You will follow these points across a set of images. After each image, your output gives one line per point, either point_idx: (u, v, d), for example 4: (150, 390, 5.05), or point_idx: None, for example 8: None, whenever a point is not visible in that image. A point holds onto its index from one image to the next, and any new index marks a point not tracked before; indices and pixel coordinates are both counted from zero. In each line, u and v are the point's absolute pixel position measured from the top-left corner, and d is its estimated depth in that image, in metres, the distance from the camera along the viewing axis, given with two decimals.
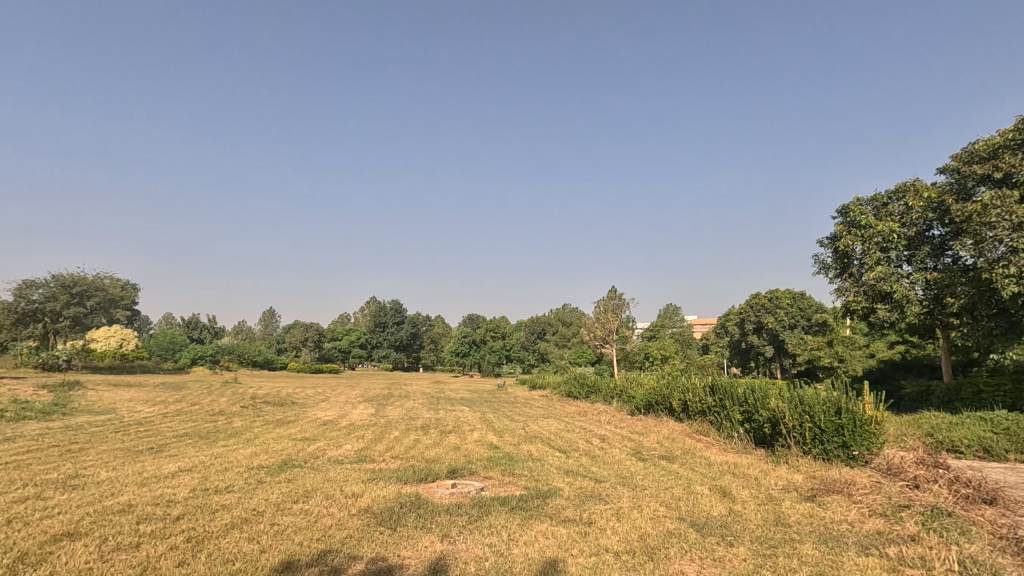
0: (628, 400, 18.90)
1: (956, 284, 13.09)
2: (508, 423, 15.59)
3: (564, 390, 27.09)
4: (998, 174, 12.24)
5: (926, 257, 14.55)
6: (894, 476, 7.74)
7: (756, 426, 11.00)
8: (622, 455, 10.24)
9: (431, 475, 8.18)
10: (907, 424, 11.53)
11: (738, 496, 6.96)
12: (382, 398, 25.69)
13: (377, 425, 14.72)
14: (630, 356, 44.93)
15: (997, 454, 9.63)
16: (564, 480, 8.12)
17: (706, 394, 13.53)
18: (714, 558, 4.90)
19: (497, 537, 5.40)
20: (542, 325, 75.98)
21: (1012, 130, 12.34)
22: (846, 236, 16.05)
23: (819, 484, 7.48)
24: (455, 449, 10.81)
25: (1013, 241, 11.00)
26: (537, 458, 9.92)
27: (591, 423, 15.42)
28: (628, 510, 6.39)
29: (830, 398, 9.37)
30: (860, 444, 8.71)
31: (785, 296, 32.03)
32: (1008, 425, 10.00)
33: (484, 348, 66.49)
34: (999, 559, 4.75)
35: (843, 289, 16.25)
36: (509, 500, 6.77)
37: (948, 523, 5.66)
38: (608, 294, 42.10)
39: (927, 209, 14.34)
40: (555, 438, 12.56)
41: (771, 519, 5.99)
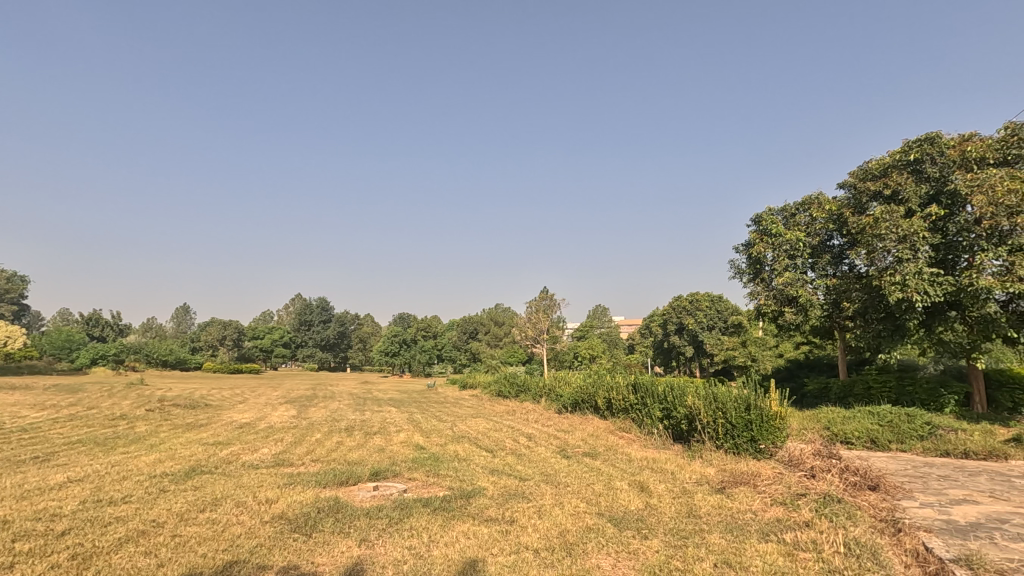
0: (556, 399, 19.21)
1: (851, 290, 14.31)
2: (436, 424, 15.41)
3: (494, 389, 27.20)
4: (887, 191, 13.46)
5: (827, 264, 15.80)
6: (794, 466, 8.36)
7: (675, 423, 11.50)
8: (548, 453, 10.39)
9: (353, 478, 7.94)
10: (807, 419, 12.50)
11: (654, 491, 7.26)
12: (304, 399, 24.76)
13: (298, 427, 14.11)
14: (560, 356, 45.83)
15: (881, 445, 10.67)
16: (489, 479, 8.14)
17: (629, 393, 13.98)
18: (628, 551, 5.07)
19: (417, 539, 5.32)
20: (473, 326, 76.13)
21: (900, 152, 13.60)
22: (759, 243, 17.17)
23: (728, 476, 7.95)
24: (380, 451, 10.57)
25: (899, 253, 12.21)
26: (463, 458, 9.88)
27: (519, 422, 15.53)
28: (550, 507, 6.49)
29: (740, 395, 9.97)
30: (766, 438, 9.35)
31: (705, 297, 33.72)
32: (892, 417, 11.07)
33: (414, 348, 65.45)
34: (878, 540, 5.23)
35: (755, 293, 17.34)
36: (431, 501, 6.69)
37: (837, 509, 6.17)
38: (540, 295, 43.18)
39: (828, 221, 15.61)
40: (482, 437, 12.56)
41: (684, 512, 6.29)
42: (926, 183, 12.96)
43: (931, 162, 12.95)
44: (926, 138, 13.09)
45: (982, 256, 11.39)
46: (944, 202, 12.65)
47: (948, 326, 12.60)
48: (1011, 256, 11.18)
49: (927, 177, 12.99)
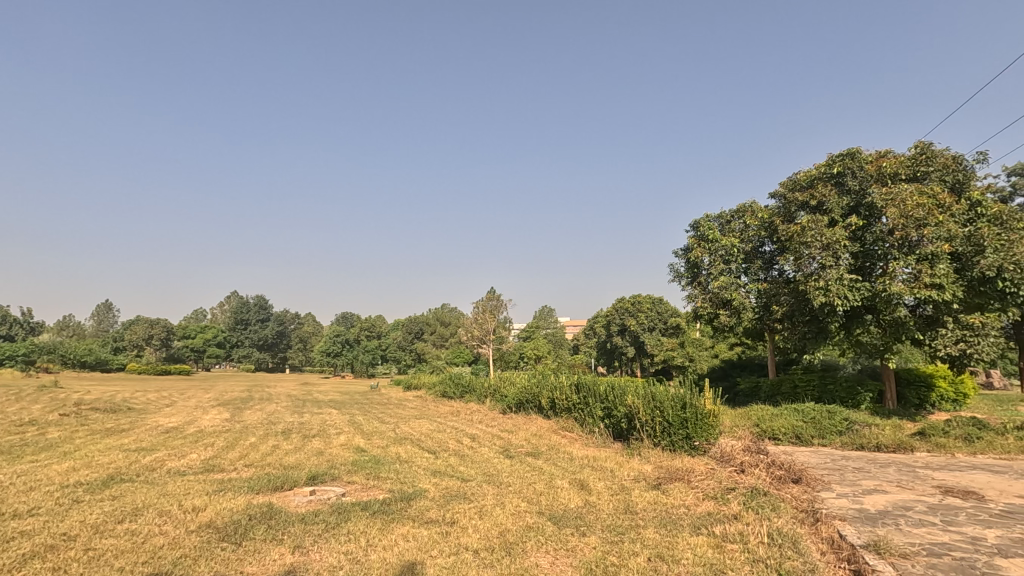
0: (501, 399, 19.28)
1: (780, 294, 15.13)
2: (378, 425, 15.11)
3: (439, 390, 27.01)
4: (813, 202, 14.32)
5: (758, 269, 16.64)
6: (726, 462, 8.76)
7: (615, 421, 11.78)
8: (490, 453, 10.40)
9: (288, 482, 7.67)
10: (739, 416, 13.12)
11: (594, 488, 7.42)
12: (238, 401, 23.71)
13: (230, 431, 13.50)
14: (506, 356, 46.08)
15: (805, 440, 11.35)
16: (431, 481, 8.06)
17: (572, 392, 14.20)
18: (567, 548, 5.16)
19: (354, 543, 5.21)
20: (419, 326, 75.28)
21: (824, 165, 14.50)
22: (696, 248, 17.87)
23: (664, 472, 8.23)
24: (318, 454, 10.26)
25: (823, 259, 13.01)
26: (405, 460, 9.74)
27: (463, 423, 15.48)
28: (491, 508, 6.51)
29: (677, 394, 10.34)
30: (701, 435, 9.74)
31: (646, 299, 34.76)
32: (815, 415, 11.81)
33: (357, 348, 63.93)
34: (798, 530, 5.56)
35: (693, 296, 18.04)
36: (370, 504, 6.56)
37: (763, 501, 6.51)
38: (486, 295, 43.26)
39: (759, 228, 16.44)
40: (425, 439, 12.42)
41: (622, 508, 6.46)
42: (847, 195, 13.89)
43: (851, 175, 13.88)
44: (847, 153, 14.02)
45: (895, 264, 12.32)
46: (862, 213, 13.59)
47: (865, 329, 13.55)
48: (919, 264, 12.16)
49: (849, 190, 13.92)
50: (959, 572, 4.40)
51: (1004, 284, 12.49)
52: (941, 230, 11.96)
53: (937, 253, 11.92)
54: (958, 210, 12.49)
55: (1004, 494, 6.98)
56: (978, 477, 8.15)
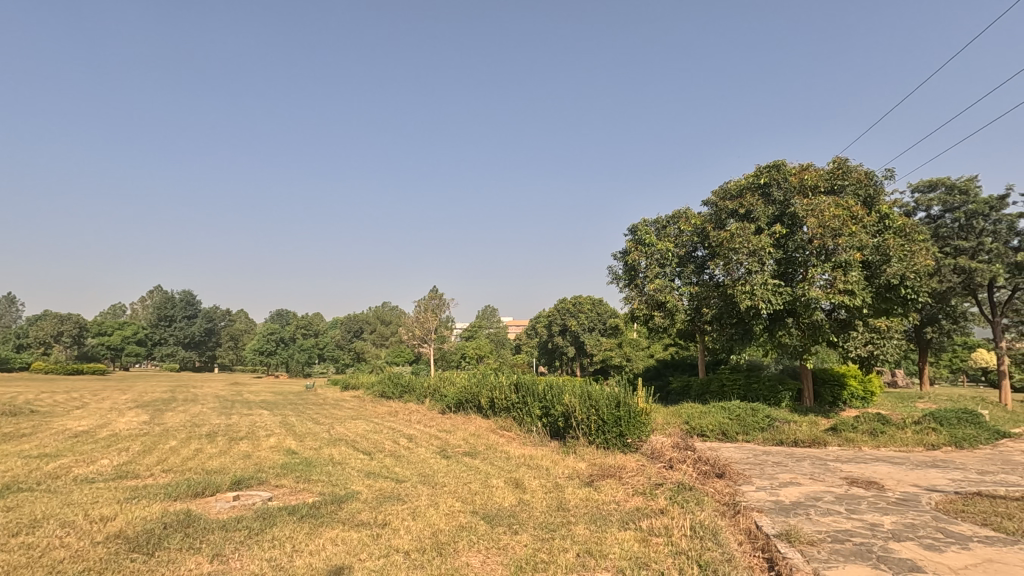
0: (441, 399, 19.14)
1: (710, 297, 15.81)
2: (312, 426, 14.65)
3: (378, 390, 26.52)
4: (742, 210, 15.05)
5: (691, 273, 17.32)
6: (656, 458, 9.08)
7: (552, 420, 11.95)
8: (427, 454, 10.30)
9: (210, 488, 7.29)
10: (671, 414, 13.60)
11: (529, 487, 7.51)
12: (158, 402, 22.27)
13: (149, 434, 12.70)
14: (447, 356, 45.79)
15: (731, 436, 11.91)
16: (363, 482, 7.90)
17: (511, 392, 14.30)
18: (498, 547, 5.20)
19: (279, 550, 5.02)
20: (357, 325, 73.58)
21: (752, 176, 15.28)
22: (633, 251, 18.47)
23: (598, 470, 8.43)
24: (245, 458, 9.83)
25: (749, 265, 13.75)
26: (338, 462, 9.49)
27: (400, 423, 15.26)
28: (425, 508, 6.46)
29: (611, 393, 10.61)
30: (633, 432, 10.10)
31: (587, 300, 35.52)
32: (740, 413, 12.45)
33: (293, 347, 61.72)
34: (719, 522, 5.82)
35: (630, 298, 18.59)
36: (298, 508, 6.33)
37: (688, 496, 6.81)
38: (428, 294, 42.91)
39: (693, 234, 17.15)
40: (361, 439, 12.16)
41: (554, 505, 6.58)
42: (772, 205, 14.70)
43: (777, 186, 14.68)
44: (773, 165, 14.83)
45: (814, 270, 13.17)
46: (786, 222, 14.44)
47: (786, 331, 14.40)
48: (834, 271, 13.07)
49: (773, 200, 14.73)
50: (858, 556, 4.77)
51: (905, 291, 13.64)
52: (853, 240, 12.92)
53: (850, 261, 12.87)
54: (869, 222, 13.52)
55: (900, 483, 7.64)
56: (879, 468, 8.87)
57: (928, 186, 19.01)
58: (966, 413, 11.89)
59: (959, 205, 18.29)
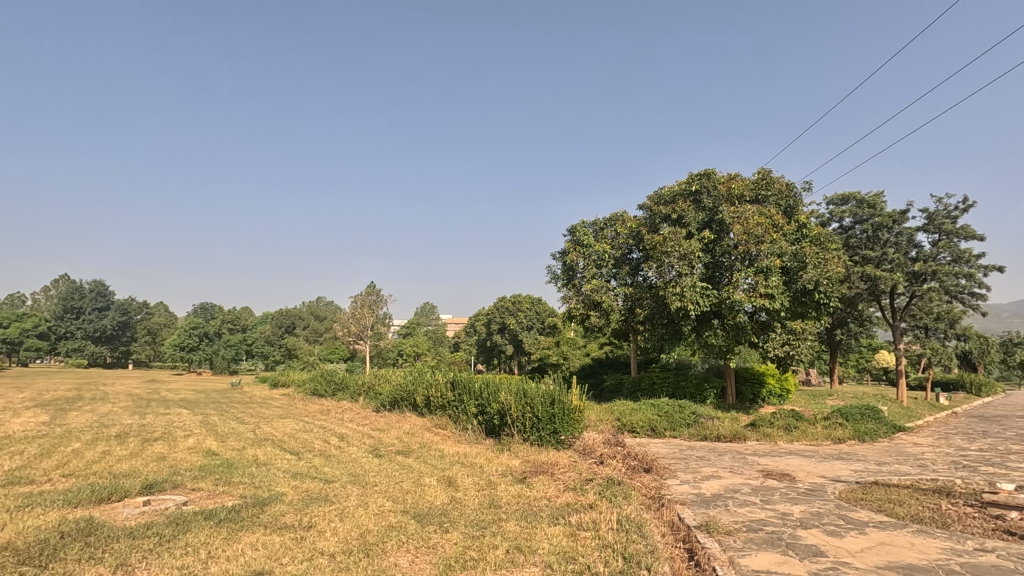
0: (375, 397, 18.77)
1: (643, 298, 16.32)
2: (236, 426, 13.95)
3: (309, 387, 25.64)
4: (674, 216, 15.62)
5: (626, 274, 17.79)
6: (588, 453, 9.29)
7: (487, 418, 11.95)
8: (359, 453, 10.05)
9: (117, 493, 6.76)
10: (603, 411, 13.95)
11: (461, 484, 7.48)
12: (63, 401, 20.49)
13: (49, 435, 11.65)
14: (384, 354, 44.93)
15: (659, 432, 12.37)
16: (289, 484, 7.59)
17: (447, 390, 14.22)
18: (427, 546, 5.14)
19: (192, 557, 4.74)
20: (289, 321, 70.73)
21: (684, 183, 15.85)
22: (572, 252, 18.79)
23: (530, 466, 8.52)
24: (159, 460, 9.21)
25: (680, 268, 14.31)
26: (263, 462, 9.08)
27: (332, 422, 14.80)
28: (353, 509, 6.29)
29: (546, 390, 10.77)
30: (566, 429, 10.30)
31: (526, 299, 35.85)
32: (668, 410, 12.97)
33: (218, 342, 58.53)
34: (645, 516, 6.02)
35: (567, 297, 18.89)
36: (216, 512, 5.98)
37: (617, 490, 7.00)
38: (365, 290, 41.89)
39: (628, 236, 17.60)
40: (289, 439, 11.70)
41: (486, 503, 6.59)
42: (702, 212, 15.37)
43: (706, 194, 15.35)
44: (704, 173, 15.44)
45: (738, 274, 13.91)
46: (714, 228, 15.14)
47: (712, 331, 15.12)
48: (756, 276, 13.88)
49: (703, 207, 15.41)
50: (770, 543, 5.07)
51: (818, 296, 14.67)
52: (774, 246, 13.76)
53: (770, 267, 13.71)
54: (788, 230, 14.42)
55: (810, 475, 8.21)
56: (792, 460, 9.48)
57: (841, 200, 20.43)
58: (868, 408, 12.96)
59: (867, 218, 19.79)
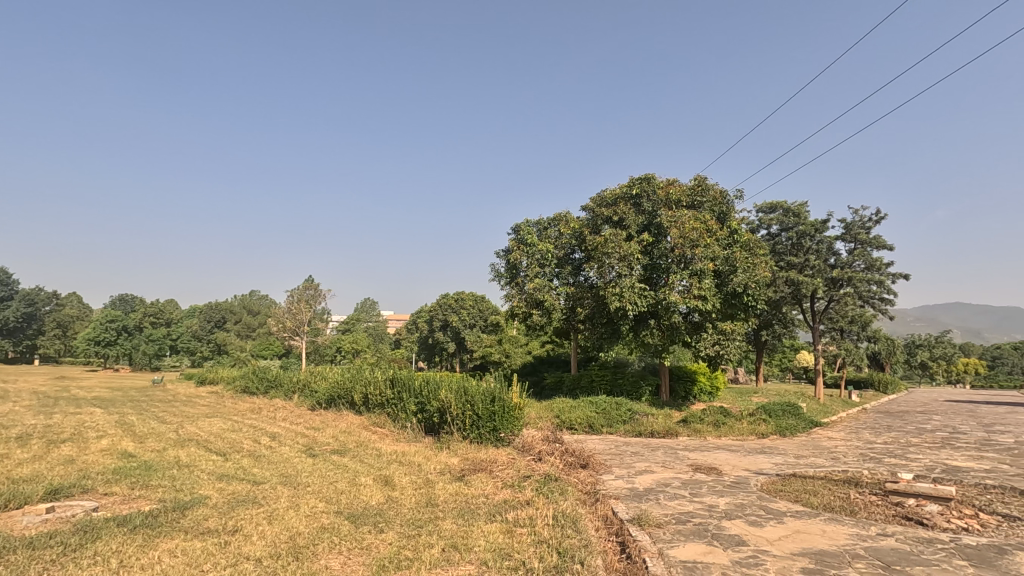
0: (310, 395, 18.16)
1: (584, 298, 16.63)
2: (156, 426, 13.10)
3: (240, 385, 24.48)
4: (615, 218, 16.00)
5: (568, 274, 18.07)
6: (527, 451, 9.37)
7: (427, 416, 11.80)
8: (291, 453, 9.68)
9: (16, 499, 6.18)
10: (543, 409, 14.11)
11: (398, 483, 7.36)
12: None
13: None
14: (321, 350, 43.56)
15: (596, 428, 12.67)
16: (215, 486, 7.21)
17: (386, 387, 13.96)
18: (361, 547, 5.02)
19: (102, 567, 4.41)
20: (219, 315, 67.21)
21: (625, 186, 16.25)
22: (515, 250, 18.87)
23: (469, 464, 8.50)
24: (67, 463, 8.50)
25: (620, 269, 14.68)
26: (185, 464, 8.57)
27: (264, 421, 14.18)
28: (283, 511, 6.05)
29: (487, 388, 10.82)
30: (506, 427, 10.39)
31: (469, 296, 35.73)
32: (605, 407, 13.31)
33: (139, 337, 54.85)
34: (581, 511, 6.13)
35: (510, 296, 18.97)
36: (131, 518, 5.59)
37: (553, 486, 7.11)
38: (302, 284, 40.44)
39: (571, 237, 17.89)
40: (215, 439, 11.11)
41: (423, 502, 6.52)
42: (641, 215, 15.85)
43: (646, 198, 15.83)
44: (644, 177, 15.91)
45: (674, 276, 14.44)
46: (652, 231, 15.63)
47: (649, 331, 15.64)
48: (691, 278, 14.47)
49: (643, 210, 15.88)
50: (696, 534, 5.29)
51: (747, 299, 15.45)
52: (707, 250, 14.38)
53: (704, 270, 14.33)
54: (721, 235, 15.10)
55: (735, 468, 8.64)
56: (719, 454, 9.95)
57: (769, 208, 21.60)
58: (788, 405, 13.79)
59: (792, 226, 21.01)
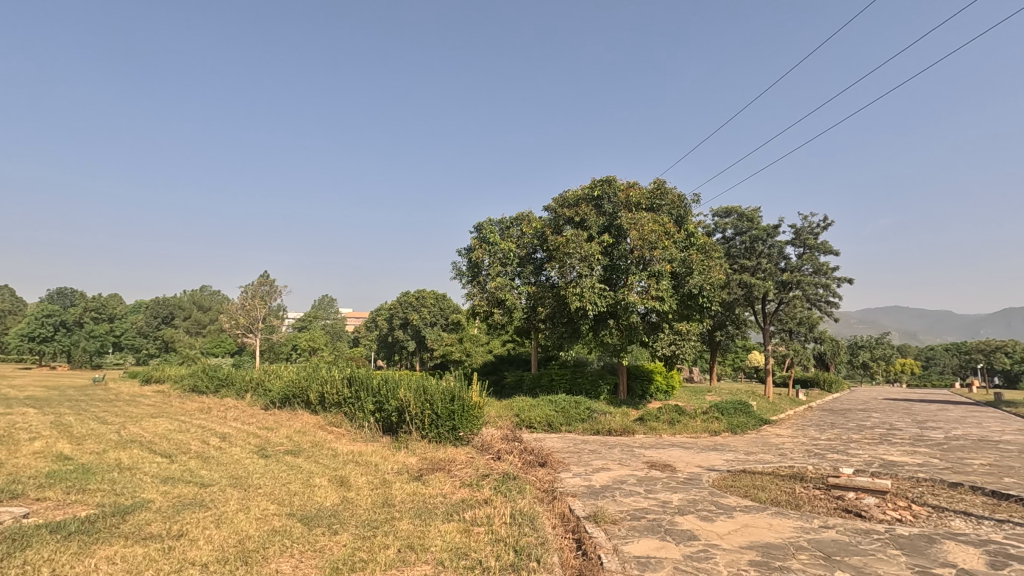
0: (264, 394, 17.63)
1: (545, 297, 16.73)
2: (96, 427, 12.45)
3: (188, 383, 23.53)
4: (577, 219, 16.17)
5: (530, 273, 18.17)
6: (486, 449, 9.36)
7: (385, 415, 11.63)
8: (242, 454, 9.37)
9: None
10: (503, 407, 14.12)
11: (354, 484, 7.23)
12: None
13: None
14: (276, 348, 42.35)
15: (555, 427, 12.78)
16: (159, 489, 6.91)
17: (343, 386, 13.69)
18: (313, 549, 4.91)
19: None
20: (166, 311, 64.34)
21: (587, 188, 16.46)
22: (477, 249, 18.83)
23: (427, 464, 8.43)
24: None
25: (581, 269, 14.85)
26: (127, 467, 8.18)
27: (213, 421, 13.68)
28: (232, 514, 5.85)
29: (447, 387, 10.74)
30: (465, 426, 10.35)
31: (430, 294, 35.44)
32: (565, 406, 13.43)
33: (78, 333, 51.95)
34: (538, 509, 6.16)
35: (472, 294, 18.91)
36: (65, 525, 5.29)
37: (512, 485, 7.12)
38: (257, 280, 39.25)
39: (533, 236, 18.00)
40: (160, 440, 10.64)
41: (379, 502, 6.42)
42: (602, 216, 16.08)
43: (607, 199, 16.07)
44: (605, 179, 16.15)
45: (633, 277, 14.73)
46: (613, 232, 15.88)
47: (608, 331, 15.90)
48: (649, 279, 14.78)
49: (604, 212, 16.12)
50: (650, 530, 5.41)
51: (702, 300, 15.90)
52: (665, 253, 14.72)
53: (661, 271, 14.66)
54: (678, 238, 15.48)
55: (688, 465, 8.88)
56: (674, 452, 10.19)
57: (725, 213, 22.27)
58: (740, 403, 14.27)
59: (746, 230, 21.71)
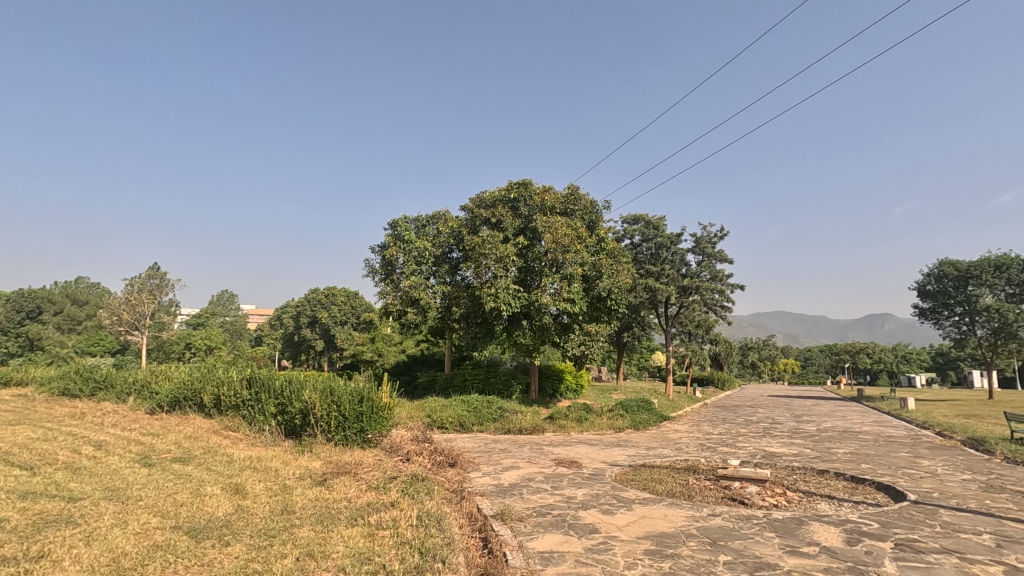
0: (149, 398, 16.10)
1: (460, 297, 16.68)
2: None
3: (57, 386, 20.98)
4: (493, 220, 16.29)
5: (445, 273, 18.03)
6: (394, 451, 9.18)
7: (288, 418, 11.06)
8: (121, 463, 8.51)
9: None
10: (414, 408, 13.90)
11: (251, 492, 6.81)
12: None
13: None
14: (165, 347, 38.84)
15: (467, 427, 12.80)
16: (15, 506, 6.10)
17: (242, 388, 12.86)
18: (200, 563, 4.57)
19: None
20: (32, 305, 56.92)
21: (504, 190, 16.60)
22: (392, 246, 18.39)
23: (333, 467, 8.13)
24: None
25: (496, 270, 14.95)
26: None
27: (87, 428, 12.30)
28: (107, 530, 5.31)
29: (355, 388, 10.39)
30: (374, 427, 10.10)
31: (341, 292, 34.15)
32: (476, 405, 13.48)
33: None
34: (446, 510, 6.14)
35: (384, 292, 18.43)
36: None
37: (419, 487, 7.03)
38: (144, 273, 35.82)
39: (449, 236, 17.89)
40: (19, 450, 9.40)
41: (278, 509, 6.09)
42: (518, 218, 16.30)
43: (523, 202, 16.32)
44: (522, 183, 16.40)
45: (546, 279, 15.10)
46: (528, 235, 16.15)
47: (521, 331, 16.17)
48: (561, 281, 15.20)
49: (520, 214, 16.34)
50: (554, 525, 5.57)
51: (610, 303, 16.60)
52: (577, 256, 15.20)
53: (573, 274, 15.13)
54: (590, 243, 16.04)
55: (593, 461, 9.23)
56: (580, 449, 10.55)
57: (633, 220, 23.36)
58: (642, 401, 15.05)
59: (652, 237, 22.84)
